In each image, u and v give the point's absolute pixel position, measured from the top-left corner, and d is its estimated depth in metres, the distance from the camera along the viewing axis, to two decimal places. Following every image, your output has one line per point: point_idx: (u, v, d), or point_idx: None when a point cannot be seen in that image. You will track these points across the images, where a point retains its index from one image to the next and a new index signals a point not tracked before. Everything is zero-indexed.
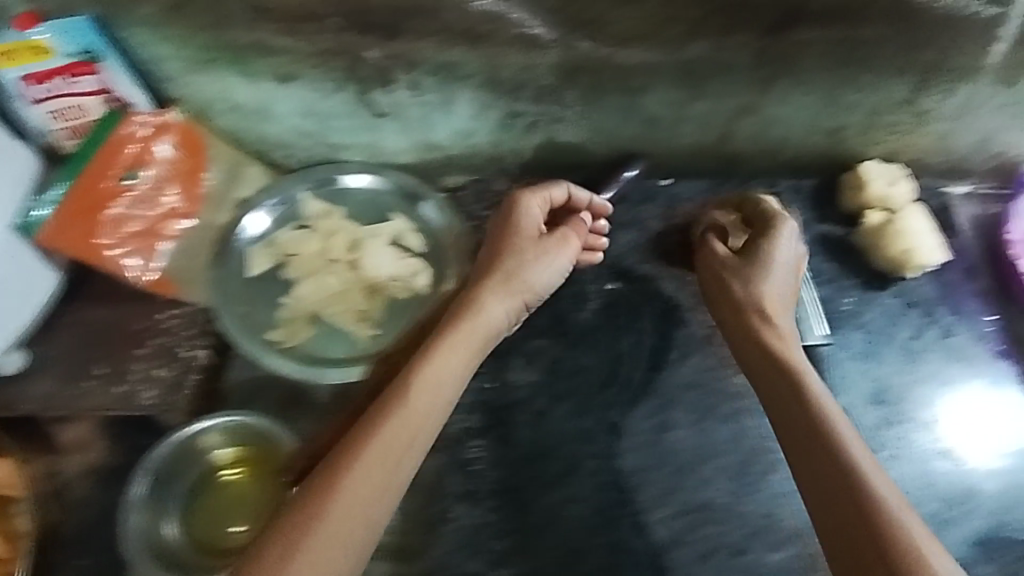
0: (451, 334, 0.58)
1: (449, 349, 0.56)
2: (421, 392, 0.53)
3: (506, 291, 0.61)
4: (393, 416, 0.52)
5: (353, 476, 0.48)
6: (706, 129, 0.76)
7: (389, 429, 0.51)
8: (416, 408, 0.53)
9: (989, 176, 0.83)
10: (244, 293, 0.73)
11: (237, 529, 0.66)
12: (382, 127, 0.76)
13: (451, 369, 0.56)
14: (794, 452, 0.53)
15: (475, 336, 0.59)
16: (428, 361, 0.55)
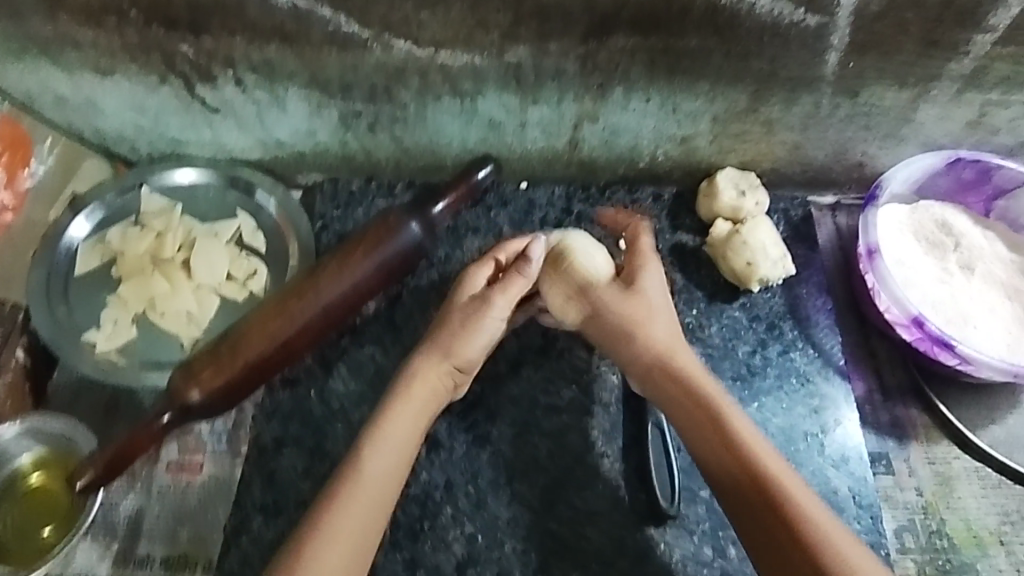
0: (399, 400, 0.60)
1: (404, 415, 0.59)
2: (384, 458, 0.57)
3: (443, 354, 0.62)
4: (348, 486, 0.56)
5: (320, 541, 0.53)
6: (554, 134, 0.75)
7: (354, 500, 0.55)
8: (370, 474, 0.56)
9: (854, 188, 0.81)
10: (67, 292, 0.71)
11: (45, 531, 0.64)
12: (217, 125, 0.76)
13: (406, 429, 0.59)
14: (733, 499, 0.55)
15: (423, 400, 0.61)
16: (380, 430, 0.58)
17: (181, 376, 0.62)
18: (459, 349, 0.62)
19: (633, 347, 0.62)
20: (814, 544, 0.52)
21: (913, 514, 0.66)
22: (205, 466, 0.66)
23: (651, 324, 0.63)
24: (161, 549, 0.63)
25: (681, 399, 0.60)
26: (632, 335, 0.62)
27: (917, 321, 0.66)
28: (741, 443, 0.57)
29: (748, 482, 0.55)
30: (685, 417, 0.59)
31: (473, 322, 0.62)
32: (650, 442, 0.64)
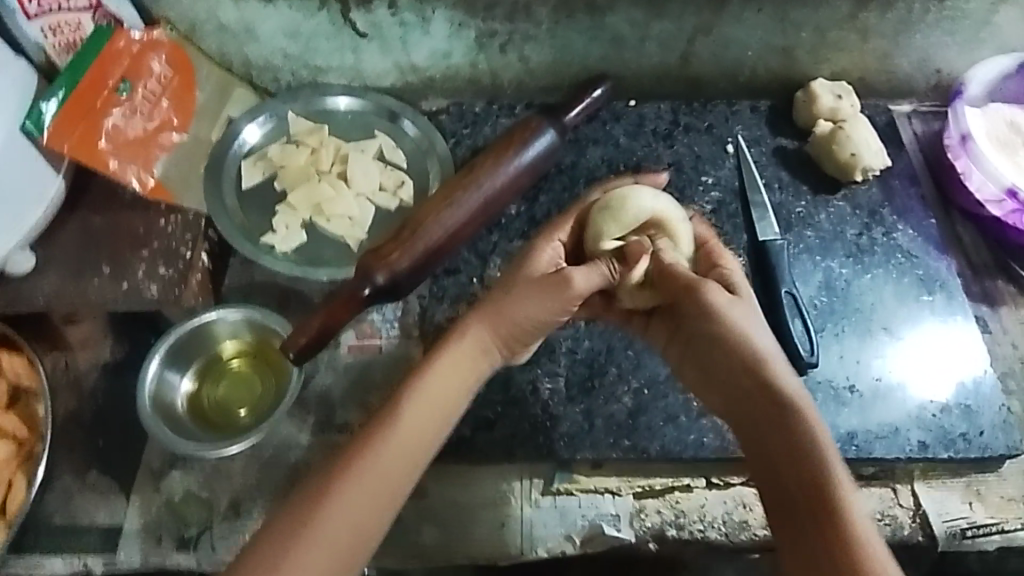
0: (443, 357, 0.58)
1: (445, 372, 0.57)
2: (418, 412, 0.56)
3: (516, 305, 0.58)
4: (377, 438, 0.54)
5: (341, 491, 0.52)
6: (668, 48, 0.83)
7: (378, 452, 0.54)
8: (403, 427, 0.55)
9: (930, 95, 0.90)
10: (241, 201, 0.79)
11: (241, 412, 0.71)
12: (362, 49, 0.83)
13: (450, 386, 0.57)
14: (784, 517, 0.51)
15: (464, 361, 0.58)
16: (421, 380, 0.56)
17: (370, 257, 0.69)
18: (513, 321, 0.59)
19: (723, 349, 0.55)
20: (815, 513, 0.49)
21: (1012, 364, 0.75)
22: (383, 348, 0.74)
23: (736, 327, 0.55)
24: (364, 417, 0.70)
25: (755, 411, 0.54)
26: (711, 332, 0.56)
27: (1011, 192, 0.76)
28: (809, 461, 0.51)
29: (799, 502, 0.50)
30: (751, 428, 0.54)
31: (524, 295, 0.58)
32: (785, 304, 0.71)
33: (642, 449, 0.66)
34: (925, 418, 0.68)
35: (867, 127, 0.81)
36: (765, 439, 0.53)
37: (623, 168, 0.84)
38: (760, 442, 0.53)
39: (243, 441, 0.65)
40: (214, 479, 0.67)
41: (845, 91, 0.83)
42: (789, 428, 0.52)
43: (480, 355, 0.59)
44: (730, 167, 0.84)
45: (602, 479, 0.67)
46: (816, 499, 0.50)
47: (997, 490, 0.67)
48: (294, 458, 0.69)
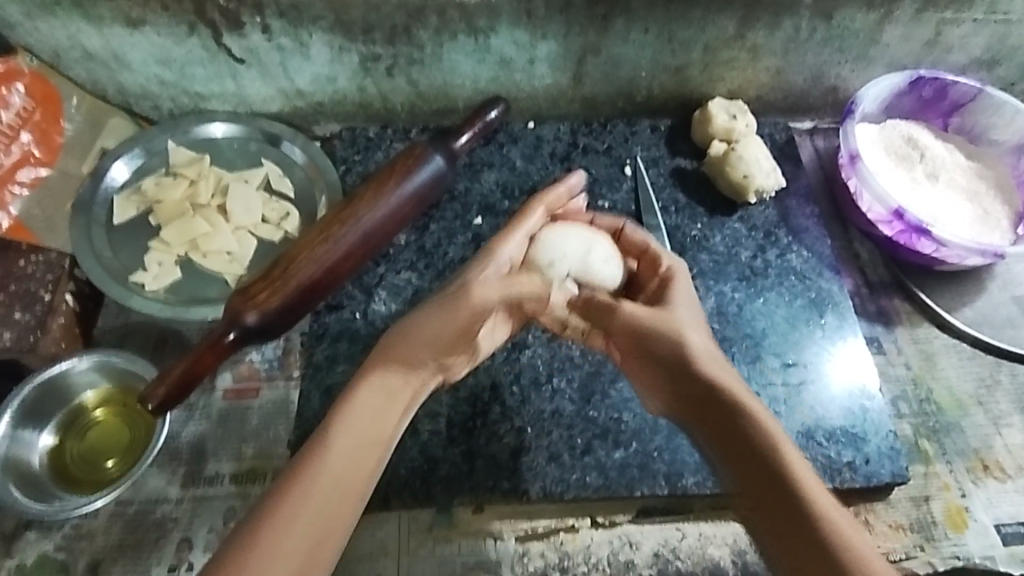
0: (374, 381, 0.55)
1: (377, 394, 0.54)
2: (345, 441, 0.52)
3: (446, 325, 0.55)
4: (306, 470, 0.50)
5: (280, 525, 0.48)
6: (559, 70, 0.81)
7: (308, 483, 0.50)
8: (337, 451, 0.51)
9: (829, 112, 0.89)
10: (110, 238, 0.75)
11: (108, 463, 0.67)
12: (241, 75, 0.79)
13: (377, 408, 0.54)
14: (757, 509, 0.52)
15: (394, 389, 0.55)
16: (346, 408, 0.53)
17: (239, 298, 0.66)
18: (434, 340, 0.56)
19: (670, 353, 0.57)
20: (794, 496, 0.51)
21: (904, 385, 0.74)
22: (261, 391, 0.70)
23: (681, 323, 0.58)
24: (240, 467, 0.67)
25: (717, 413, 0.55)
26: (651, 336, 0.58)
27: (897, 213, 0.75)
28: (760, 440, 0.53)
29: (780, 494, 0.51)
30: (707, 422, 0.56)
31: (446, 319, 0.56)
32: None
33: (522, 491, 0.64)
34: (811, 446, 0.67)
35: (760, 146, 0.80)
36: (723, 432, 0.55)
37: (518, 193, 0.82)
38: (719, 438, 0.55)
39: (108, 494, 0.61)
40: (74, 539, 0.64)
41: (740, 110, 0.83)
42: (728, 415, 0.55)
43: (410, 377, 0.56)
44: (627, 190, 0.82)
45: (483, 523, 0.64)
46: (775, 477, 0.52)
47: (885, 517, 0.67)
48: (161, 513, 0.65)
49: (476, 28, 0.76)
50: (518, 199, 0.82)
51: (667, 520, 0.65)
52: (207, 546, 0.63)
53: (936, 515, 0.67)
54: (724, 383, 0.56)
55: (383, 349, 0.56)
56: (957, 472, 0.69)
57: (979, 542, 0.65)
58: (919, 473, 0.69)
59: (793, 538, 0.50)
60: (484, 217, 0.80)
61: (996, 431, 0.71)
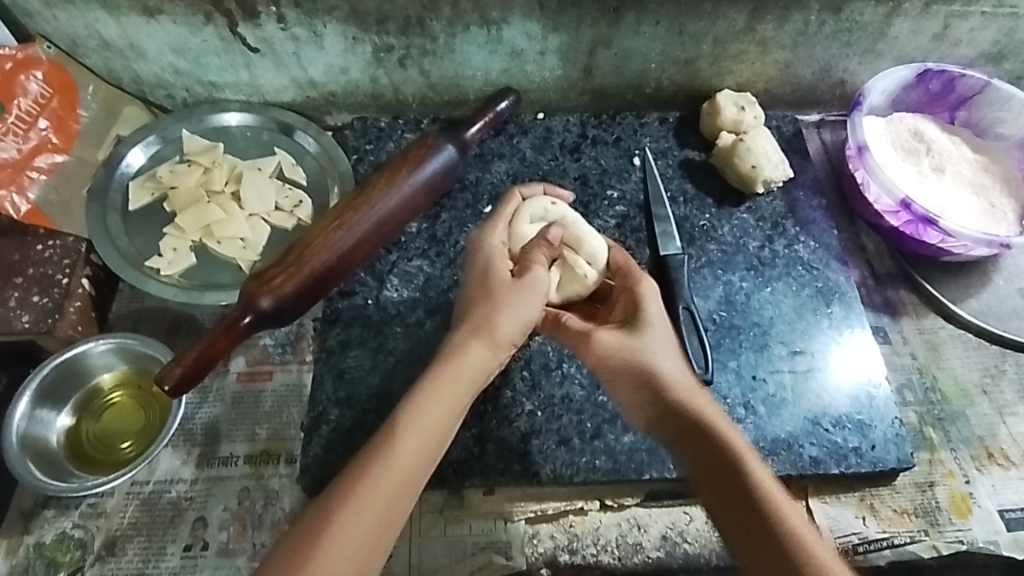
0: (444, 374, 0.54)
1: (445, 388, 0.54)
2: (413, 437, 0.52)
3: (505, 318, 0.57)
4: (372, 470, 0.50)
5: (342, 518, 0.48)
6: (570, 61, 0.82)
7: (376, 483, 0.50)
8: (403, 448, 0.51)
9: (837, 105, 0.90)
10: (125, 224, 0.76)
11: (124, 445, 0.68)
12: (255, 65, 0.80)
13: (448, 404, 0.53)
14: (741, 544, 0.51)
15: (467, 381, 0.55)
16: (420, 400, 0.53)
17: (254, 284, 0.67)
18: (501, 333, 0.56)
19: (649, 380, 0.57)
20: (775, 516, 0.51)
21: (910, 374, 0.75)
22: (273, 375, 0.71)
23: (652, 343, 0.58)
24: (252, 449, 0.68)
25: (692, 440, 0.55)
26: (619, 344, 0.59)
27: (904, 205, 0.75)
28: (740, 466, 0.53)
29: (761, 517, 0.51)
30: (685, 450, 0.55)
31: (498, 316, 0.57)
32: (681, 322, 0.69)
33: (533, 474, 0.65)
34: (819, 432, 0.68)
35: (768, 137, 0.80)
36: (706, 454, 0.54)
37: (528, 183, 0.83)
38: (698, 466, 0.54)
39: (123, 474, 0.62)
40: (90, 518, 0.65)
41: (748, 102, 0.83)
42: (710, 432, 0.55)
43: (473, 381, 0.55)
44: (636, 180, 0.83)
45: (494, 505, 0.65)
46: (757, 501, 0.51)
47: (890, 503, 0.67)
48: (176, 493, 0.66)
49: (488, 20, 0.77)
50: (528, 188, 0.83)
51: (675, 503, 0.66)
52: (221, 525, 0.64)
53: (941, 501, 0.68)
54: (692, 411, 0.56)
55: (462, 350, 0.55)
56: (962, 459, 0.70)
57: (984, 528, 0.66)
58: (925, 459, 0.70)
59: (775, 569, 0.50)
60: (494, 206, 0.81)
61: (1001, 419, 0.72)
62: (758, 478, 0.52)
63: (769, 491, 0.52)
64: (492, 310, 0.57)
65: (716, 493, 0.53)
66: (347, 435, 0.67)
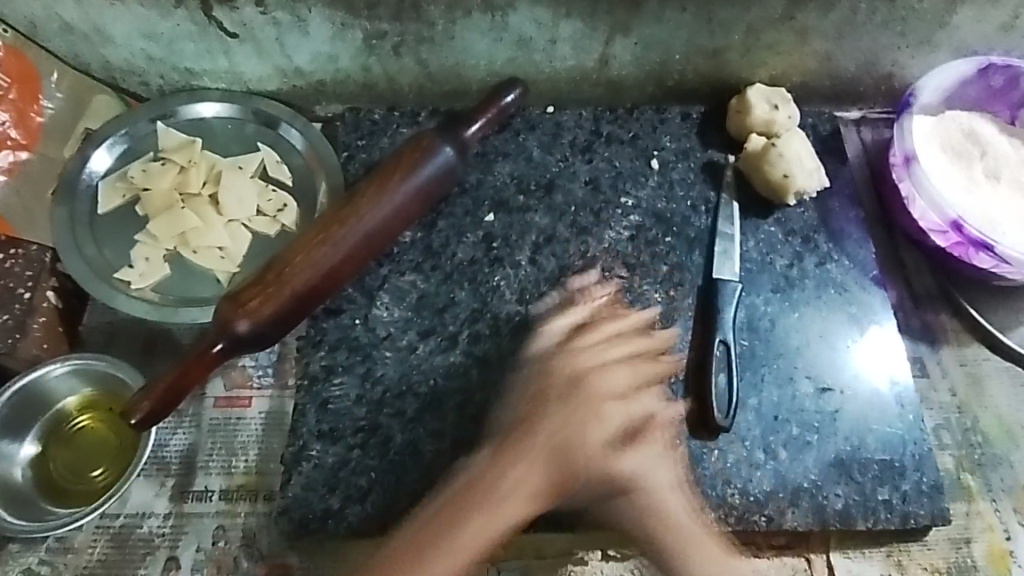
0: (506, 470, 0.59)
1: (518, 497, 0.58)
2: (479, 526, 0.57)
3: (542, 471, 0.58)
4: (458, 527, 0.57)
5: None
6: (584, 51, 0.73)
7: (445, 550, 0.56)
8: (475, 523, 0.57)
9: (882, 100, 0.81)
10: (93, 231, 0.70)
11: (95, 474, 0.63)
12: (234, 52, 0.72)
13: (512, 484, 0.58)
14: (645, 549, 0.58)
15: (521, 497, 0.58)
16: (485, 508, 0.58)
17: (228, 305, 0.61)
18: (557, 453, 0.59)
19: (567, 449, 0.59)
20: (662, 537, 0.58)
21: (948, 413, 0.68)
22: (254, 400, 0.66)
23: (595, 402, 0.61)
24: (230, 483, 0.63)
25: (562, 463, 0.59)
26: (570, 460, 0.59)
27: (956, 225, 0.68)
28: (635, 514, 0.58)
29: (652, 535, 0.58)
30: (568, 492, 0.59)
31: (520, 457, 0.59)
32: (715, 357, 0.65)
33: (530, 521, 0.60)
34: (843, 480, 0.63)
35: (804, 142, 0.72)
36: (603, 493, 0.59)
37: (534, 187, 0.75)
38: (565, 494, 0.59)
39: (91, 511, 0.58)
40: (57, 554, 0.61)
41: (783, 98, 0.75)
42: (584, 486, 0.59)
43: (535, 471, 0.58)
44: (653, 186, 0.75)
45: (487, 552, 0.60)
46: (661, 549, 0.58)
47: (920, 560, 0.62)
48: (149, 526, 0.62)
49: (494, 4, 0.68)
50: (533, 194, 0.75)
51: None
52: (196, 567, 0.60)
53: (977, 559, 0.62)
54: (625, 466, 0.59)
55: (499, 476, 0.59)
56: (1002, 511, 0.64)
57: None
58: (961, 511, 0.64)
59: (662, 566, 0.58)
60: (496, 213, 0.74)
61: None
62: (653, 508, 0.58)
63: (664, 523, 0.58)
64: (532, 434, 0.60)
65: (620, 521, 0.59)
66: (331, 473, 0.62)
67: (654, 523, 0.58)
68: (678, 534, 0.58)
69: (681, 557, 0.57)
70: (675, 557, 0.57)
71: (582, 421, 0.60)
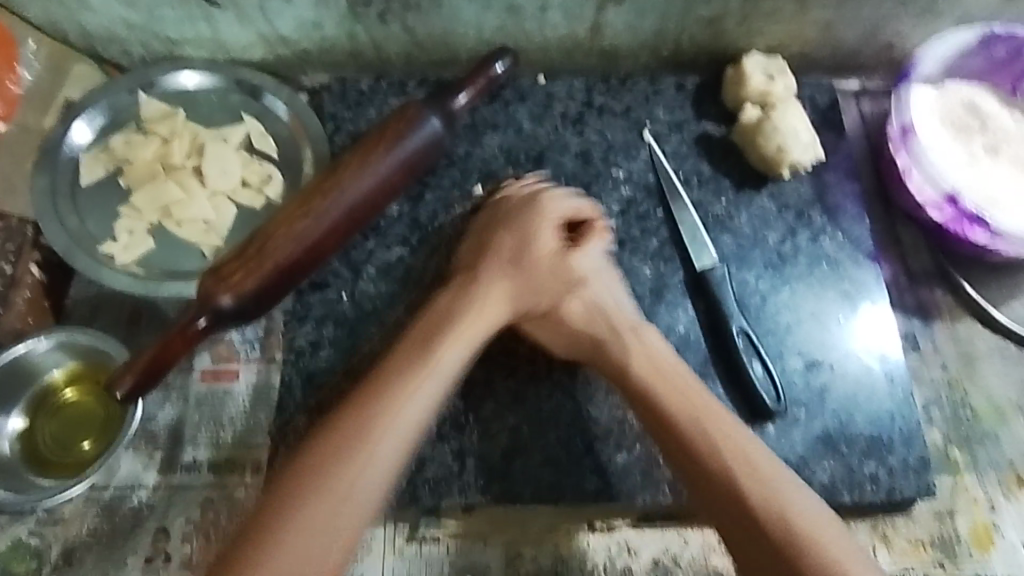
0: (386, 426, 0.54)
1: (374, 449, 0.53)
2: (365, 461, 0.52)
3: (502, 290, 0.62)
4: (327, 487, 0.51)
5: (317, 503, 0.50)
6: (575, 18, 0.71)
7: (350, 460, 0.52)
8: (363, 467, 0.52)
9: (881, 71, 0.79)
10: (76, 204, 0.69)
11: (84, 445, 0.63)
12: (216, 20, 0.70)
13: (360, 461, 0.52)
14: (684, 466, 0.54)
15: (390, 425, 0.54)
16: (350, 462, 0.52)
17: (210, 280, 0.60)
18: (448, 311, 0.60)
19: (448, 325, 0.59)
20: (705, 441, 0.54)
21: (938, 389, 0.68)
22: (241, 373, 0.66)
23: (424, 337, 0.59)
24: (217, 455, 0.63)
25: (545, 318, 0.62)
26: (547, 298, 0.62)
27: (951, 198, 0.68)
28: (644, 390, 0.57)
29: (679, 432, 0.55)
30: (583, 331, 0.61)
31: (462, 336, 0.59)
32: (740, 350, 0.64)
33: (515, 496, 0.60)
34: (831, 456, 0.63)
35: (801, 113, 0.70)
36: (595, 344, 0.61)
37: (523, 159, 0.74)
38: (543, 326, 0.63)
39: (80, 483, 0.58)
40: (47, 525, 0.61)
41: (780, 68, 0.73)
42: (615, 345, 0.60)
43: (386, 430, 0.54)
44: (645, 159, 0.74)
45: (474, 526, 0.62)
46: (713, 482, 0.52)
47: (904, 534, 0.63)
48: (139, 498, 0.62)
49: None
50: (523, 165, 0.74)
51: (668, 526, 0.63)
52: (184, 538, 0.61)
53: (961, 533, 0.62)
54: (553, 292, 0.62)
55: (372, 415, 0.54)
56: (988, 486, 0.64)
57: (1006, 564, 0.61)
58: (948, 486, 0.64)
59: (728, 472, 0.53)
60: (485, 185, 0.73)
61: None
62: (634, 369, 0.58)
63: (699, 441, 0.54)
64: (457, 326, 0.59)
65: (663, 401, 0.56)
66: None
67: (693, 437, 0.54)
68: (703, 417, 0.55)
69: (733, 476, 0.52)
70: (715, 462, 0.53)
71: (477, 303, 0.61)
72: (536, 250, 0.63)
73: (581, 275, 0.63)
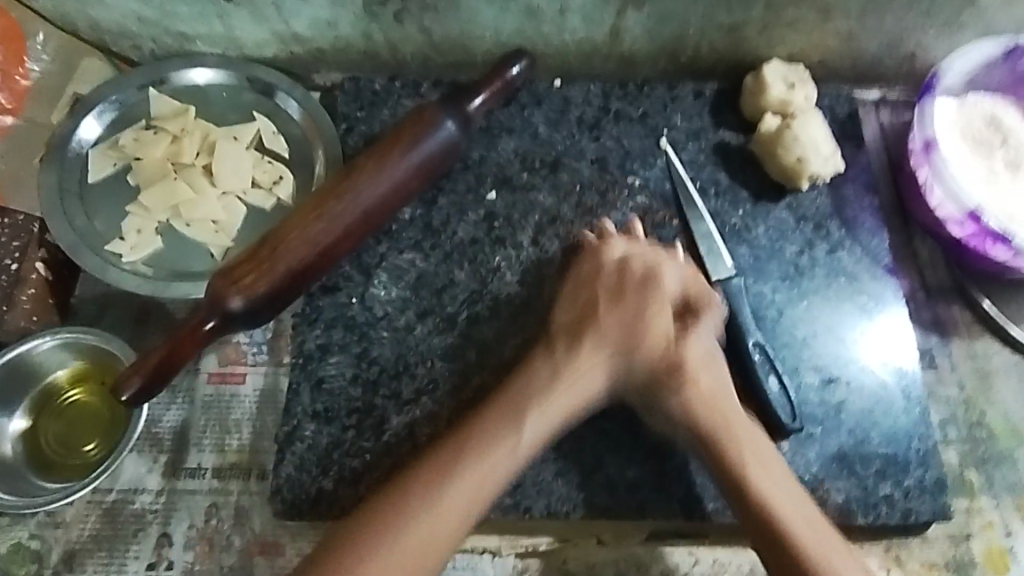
0: (468, 471, 0.55)
1: (474, 477, 0.54)
2: (443, 511, 0.53)
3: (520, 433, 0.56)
4: (404, 516, 0.53)
5: (398, 538, 0.52)
6: (595, 23, 0.70)
7: (416, 518, 0.53)
8: (420, 527, 0.53)
9: (902, 82, 0.78)
10: (84, 200, 0.68)
11: (88, 448, 0.62)
12: (230, 16, 0.69)
13: (464, 492, 0.54)
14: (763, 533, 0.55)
15: (483, 464, 0.55)
16: (438, 488, 0.54)
17: (221, 280, 0.59)
18: (558, 393, 0.58)
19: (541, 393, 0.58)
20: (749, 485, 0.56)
21: (954, 408, 0.67)
22: (248, 377, 0.65)
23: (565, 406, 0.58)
24: (223, 461, 0.62)
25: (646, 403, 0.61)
26: (644, 371, 0.60)
27: (973, 216, 0.66)
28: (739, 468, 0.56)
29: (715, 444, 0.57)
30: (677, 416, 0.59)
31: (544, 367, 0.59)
32: (756, 363, 0.62)
33: (525, 509, 0.60)
34: (845, 475, 0.62)
35: (822, 123, 0.69)
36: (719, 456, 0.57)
37: (538, 164, 0.73)
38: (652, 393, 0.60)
39: (83, 488, 0.57)
40: (47, 528, 0.60)
41: (801, 77, 0.71)
42: (706, 421, 0.58)
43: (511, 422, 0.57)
44: (661, 167, 0.73)
45: (482, 538, 0.61)
46: (788, 549, 0.53)
47: (918, 556, 0.62)
48: (142, 502, 0.61)
49: None
50: (538, 171, 0.73)
51: (678, 543, 0.62)
52: (187, 543, 0.60)
53: (975, 556, 0.62)
54: (698, 383, 0.59)
55: (439, 497, 0.53)
56: (1004, 509, 0.63)
57: None
58: (963, 507, 0.63)
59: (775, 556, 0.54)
60: (499, 191, 0.71)
61: None
62: (728, 449, 0.57)
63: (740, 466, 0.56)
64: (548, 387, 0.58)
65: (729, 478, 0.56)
66: (323, 454, 0.61)
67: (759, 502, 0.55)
68: (755, 469, 0.56)
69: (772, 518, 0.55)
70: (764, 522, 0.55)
71: (571, 374, 0.59)
72: (631, 298, 0.61)
73: (704, 397, 0.59)
